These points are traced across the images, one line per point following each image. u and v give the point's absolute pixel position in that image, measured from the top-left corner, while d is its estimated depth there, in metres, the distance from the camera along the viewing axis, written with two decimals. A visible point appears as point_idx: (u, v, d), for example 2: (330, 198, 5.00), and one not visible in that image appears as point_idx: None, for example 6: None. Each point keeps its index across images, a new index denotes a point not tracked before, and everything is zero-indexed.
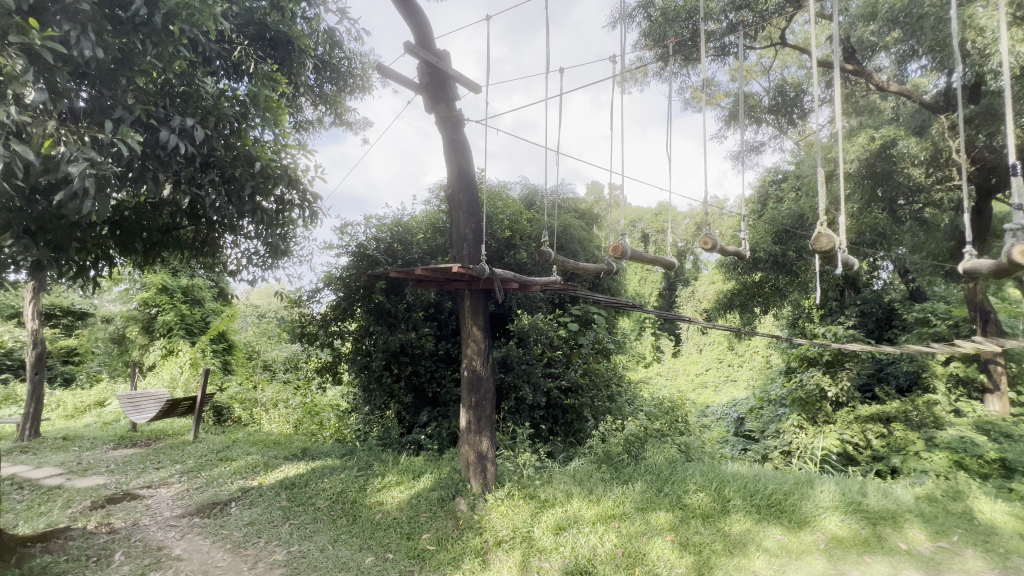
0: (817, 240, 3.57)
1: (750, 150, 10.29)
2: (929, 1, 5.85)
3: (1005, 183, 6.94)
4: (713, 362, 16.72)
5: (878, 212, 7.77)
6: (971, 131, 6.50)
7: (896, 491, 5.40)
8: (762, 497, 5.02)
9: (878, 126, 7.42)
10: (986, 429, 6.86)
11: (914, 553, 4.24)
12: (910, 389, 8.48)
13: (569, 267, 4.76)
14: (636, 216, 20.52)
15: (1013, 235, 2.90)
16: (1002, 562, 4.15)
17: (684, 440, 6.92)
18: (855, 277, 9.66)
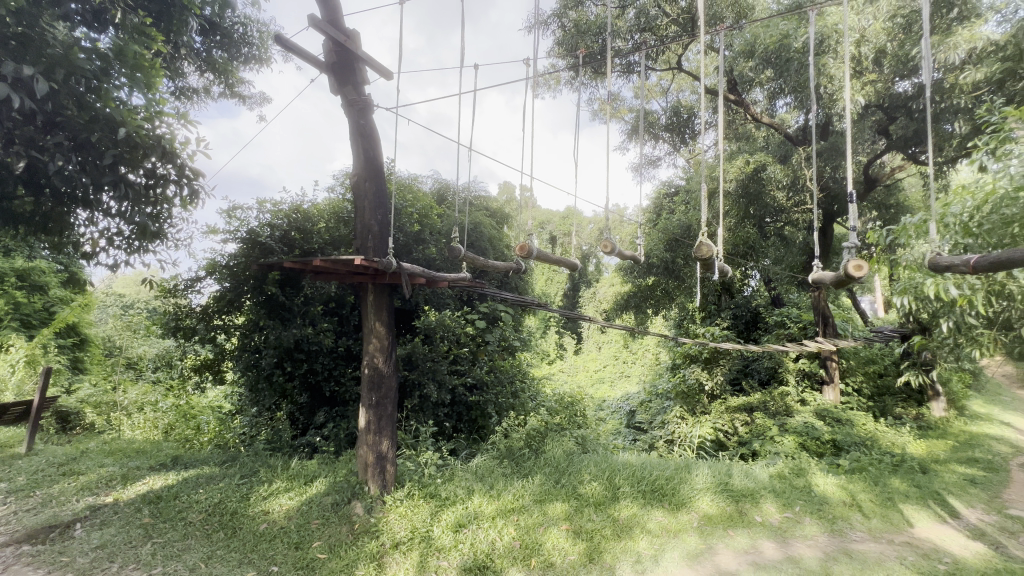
0: (699, 249, 3.95)
1: (648, 163, 11.13)
2: (794, 48, 6.78)
3: (843, 209, 8.30)
4: (611, 359, 17.87)
5: (750, 228, 8.86)
6: (821, 163, 7.67)
7: (756, 471, 6.19)
8: (647, 483, 5.45)
9: (753, 152, 8.46)
10: (823, 415, 8.17)
11: (767, 524, 4.90)
12: (769, 382, 9.75)
13: (479, 266, 4.74)
14: (545, 218, 21.25)
15: (849, 252, 3.45)
16: (831, 526, 4.93)
17: (581, 434, 7.27)
18: (729, 283, 10.82)
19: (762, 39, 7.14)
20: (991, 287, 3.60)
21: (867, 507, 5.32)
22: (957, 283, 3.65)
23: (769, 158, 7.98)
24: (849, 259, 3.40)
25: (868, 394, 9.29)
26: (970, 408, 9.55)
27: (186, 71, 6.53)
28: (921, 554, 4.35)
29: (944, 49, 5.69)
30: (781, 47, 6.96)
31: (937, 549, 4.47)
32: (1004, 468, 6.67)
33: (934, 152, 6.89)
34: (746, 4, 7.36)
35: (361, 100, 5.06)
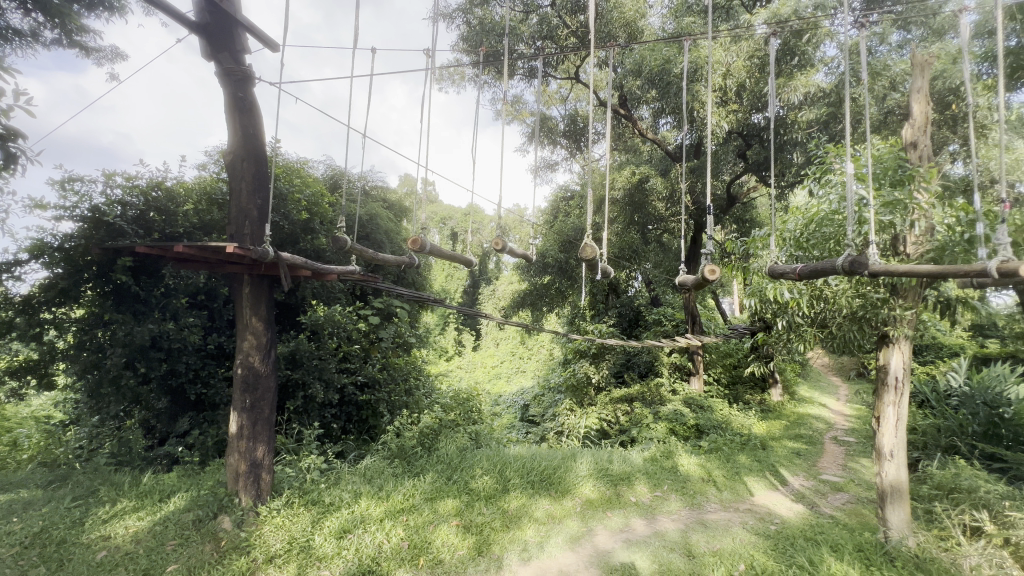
0: (584, 250, 4.17)
1: (547, 167, 11.58)
2: (673, 73, 7.54)
3: (710, 221, 9.40)
4: (508, 355, 18.31)
5: (634, 233, 9.68)
6: (693, 179, 8.61)
7: (632, 456, 6.79)
8: (535, 473, 5.68)
9: (639, 164, 9.21)
10: (690, 403, 9.20)
11: (640, 503, 5.41)
12: (646, 374, 10.75)
13: (372, 261, 4.48)
14: (446, 214, 21.09)
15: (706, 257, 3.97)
16: (691, 500, 5.59)
17: (475, 429, 7.33)
18: (616, 283, 11.69)
19: (647, 61, 7.83)
20: (814, 292, 4.34)
21: (720, 481, 6.12)
22: (788, 288, 4.36)
23: (652, 171, 8.76)
24: (704, 266, 3.91)
25: (724, 384, 10.67)
26: (798, 393, 11.46)
27: (3, 7, 5.30)
28: (758, 517, 5.13)
29: (789, 90, 6.71)
30: (664, 71, 7.69)
31: (770, 512, 5.29)
32: (820, 442, 8.11)
33: (778, 177, 8.13)
34: (637, 27, 7.94)
35: (241, 72, 4.55)
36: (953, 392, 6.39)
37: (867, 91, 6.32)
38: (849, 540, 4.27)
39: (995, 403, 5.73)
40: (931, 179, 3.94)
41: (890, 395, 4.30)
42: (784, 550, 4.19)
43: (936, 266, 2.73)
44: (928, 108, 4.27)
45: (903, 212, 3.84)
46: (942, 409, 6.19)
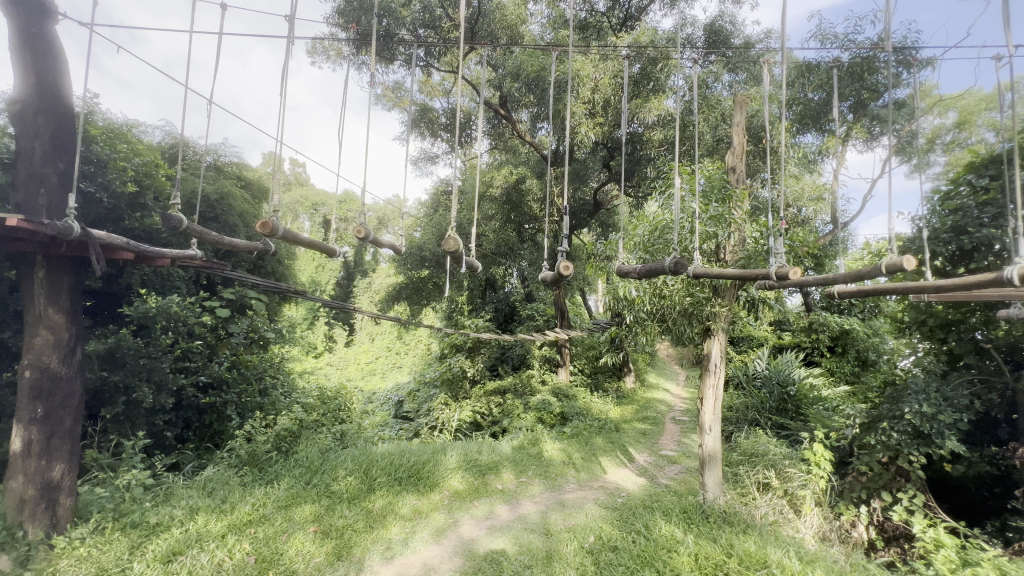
0: (447, 243, 3.71)
1: (427, 159, 11.39)
2: (548, 80, 7.94)
3: (580, 224, 10.15)
4: (383, 350, 17.63)
5: (511, 231, 9.96)
6: (567, 183, 9.07)
7: (501, 446, 7.04)
8: (404, 470, 5.58)
9: (516, 165, 9.53)
10: (558, 393, 9.85)
11: (505, 490, 5.65)
12: (519, 366, 11.25)
13: (218, 245, 3.83)
14: (318, 199, 19.48)
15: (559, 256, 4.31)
16: (552, 482, 6.00)
17: (340, 429, 6.95)
18: (493, 280, 11.97)
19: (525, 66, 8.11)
20: (656, 290, 4.93)
21: (578, 463, 6.67)
22: (636, 287, 4.89)
23: (528, 172, 9.14)
24: (560, 262, 4.23)
25: (587, 374, 11.63)
26: (647, 380, 12.98)
27: None
28: (608, 493, 5.70)
29: (645, 111, 7.52)
30: (541, 78, 8.05)
31: (618, 487, 5.92)
32: (662, 422, 9.30)
33: (637, 188, 9.07)
34: (517, 31, 8.19)
35: (37, 4, 3.68)
36: (758, 375, 7.80)
37: (704, 120, 7.37)
38: (678, 504, 4.97)
39: (785, 382, 7.16)
40: (744, 200, 4.73)
41: (711, 378, 5.12)
42: (626, 519, 4.72)
43: (739, 271, 3.29)
44: (744, 140, 5.13)
45: (724, 225, 4.56)
46: (750, 390, 7.54)
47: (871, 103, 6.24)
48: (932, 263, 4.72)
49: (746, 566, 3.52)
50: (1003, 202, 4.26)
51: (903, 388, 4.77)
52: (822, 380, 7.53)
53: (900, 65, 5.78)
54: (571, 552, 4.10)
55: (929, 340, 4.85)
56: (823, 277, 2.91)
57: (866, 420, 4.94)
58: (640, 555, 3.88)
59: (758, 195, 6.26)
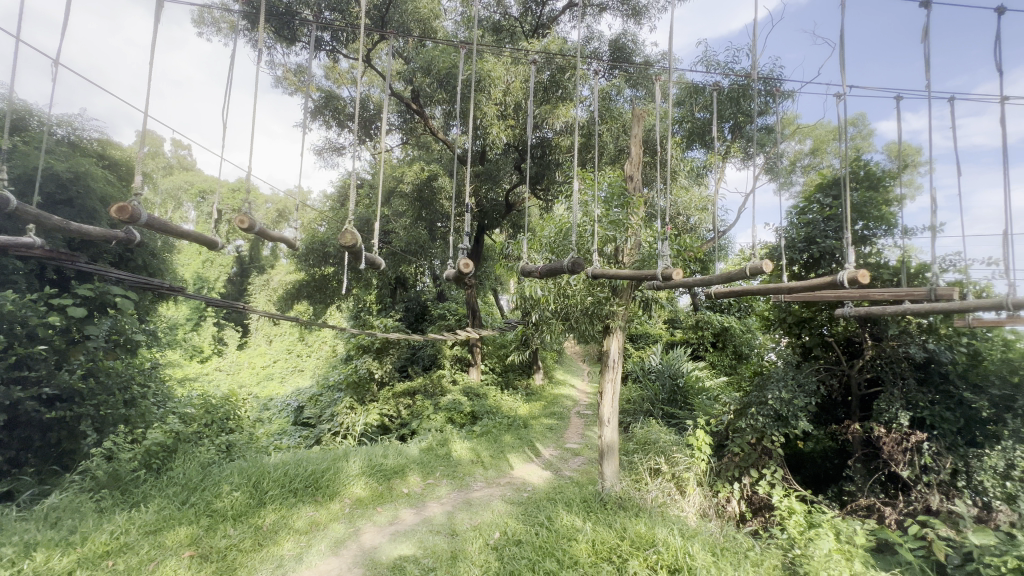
0: (343, 235, 3.25)
1: (332, 150, 10.76)
2: (459, 78, 7.87)
3: (491, 224, 10.22)
4: (282, 352, 16.34)
5: (422, 229, 9.75)
6: (478, 182, 9.09)
7: (408, 448, 6.85)
8: (301, 479, 5.21)
9: (429, 162, 9.35)
10: (468, 393, 9.85)
11: (411, 493, 5.52)
12: (429, 367, 11.07)
13: (65, 231, 3.21)
14: (205, 186, 17.51)
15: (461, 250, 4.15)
16: (460, 482, 5.97)
17: (227, 440, 6.31)
18: (404, 278, 11.66)
19: (436, 61, 7.96)
20: (560, 289, 5.11)
21: (486, 461, 6.72)
22: (542, 286, 5.04)
23: (440, 170, 9.01)
24: (460, 258, 4.10)
25: (498, 372, 11.78)
26: (555, 376, 13.47)
27: None
28: (515, 488, 5.82)
29: (554, 117, 7.79)
30: (451, 74, 7.93)
31: (524, 481, 6.06)
32: (568, 416, 9.70)
33: (546, 191, 9.36)
34: (430, 25, 8.04)
35: None
36: (653, 369, 8.46)
37: (608, 130, 7.83)
38: (579, 494, 5.20)
39: (675, 375, 7.84)
40: (640, 206, 5.08)
41: (609, 373, 5.44)
42: (530, 513, 4.84)
43: (632, 272, 3.51)
44: (641, 151, 5.52)
45: (622, 229, 4.87)
46: (645, 382, 8.14)
47: (746, 126, 7.07)
48: (790, 268, 5.45)
49: (637, 546, 3.79)
50: (842, 218, 5.04)
51: (767, 377, 5.46)
52: (705, 372, 8.37)
53: (768, 95, 6.61)
54: (476, 550, 4.11)
55: (787, 335, 5.60)
56: (699, 279, 3.21)
57: (739, 406, 5.57)
58: (542, 547, 4.00)
59: (653, 203, 6.78)
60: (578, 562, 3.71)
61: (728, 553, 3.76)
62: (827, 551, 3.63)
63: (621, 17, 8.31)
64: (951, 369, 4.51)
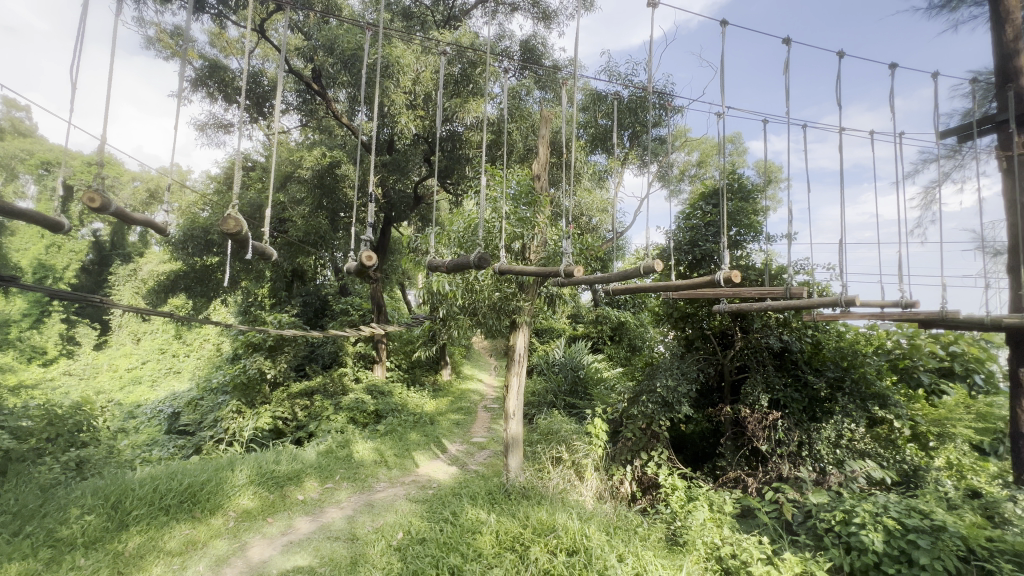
0: (225, 222, 2.79)
1: (218, 126, 9.66)
2: (364, 60, 7.48)
3: (399, 217, 9.89)
4: (153, 353, 14.38)
5: (322, 218, 9.14)
6: (385, 172, 8.75)
7: (304, 452, 6.42)
8: (174, 494, 4.63)
9: (331, 148, 8.80)
10: (372, 391, 9.48)
11: (307, 500, 5.18)
12: (330, 365, 10.48)
13: None
14: (51, 157, 14.77)
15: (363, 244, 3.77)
16: (361, 484, 5.73)
17: (78, 455, 5.40)
18: (302, 271, 10.89)
19: (339, 40, 7.50)
20: (467, 285, 5.11)
21: (390, 461, 6.52)
22: (449, 281, 5.01)
23: (343, 157, 8.52)
24: (361, 252, 3.68)
25: (404, 369, 11.50)
26: (463, 372, 13.48)
27: None
28: (420, 486, 5.73)
29: (464, 111, 7.76)
30: (356, 56, 7.51)
31: (430, 478, 6.00)
32: (475, 411, 9.77)
33: (456, 185, 9.28)
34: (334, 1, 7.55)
35: None
36: (556, 362, 8.83)
37: (517, 129, 7.98)
38: (484, 487, 5.27)
39: (576, 367, 8.27)
40: (546, 205, 5.26)
41: (515, 367, 5.56)
42: (434, 509, 4.80)
43: (537, 268, 3.57)
44: (548, 151, 5.70)
45: (529, 227, 5.01)
46: (549, 375, 8.47)
47: (642, 136, 7.63)
48: (677, 268, 6.00)
49: (538, 533, 3.93)
50: (719, 224, 5.68)
51: (656, 367, 5.97)
52: (603, 364, 8.93)
53: (662, 109, 7.20)
54: (378, 552, 3.98)
55: (674, 329, 6.16)
56: (597, 277, 3.37)
57: (632, 394, 6.01)
58: (445, 543, 3.98)
59: (558, 202, 7.06)
60: (481, 554, 3.76)
61: (620, 531, 4.06)
62: (702, 520, 4.08)
63: (532, 19, 8.49)
64: (800, 356, 5.36)
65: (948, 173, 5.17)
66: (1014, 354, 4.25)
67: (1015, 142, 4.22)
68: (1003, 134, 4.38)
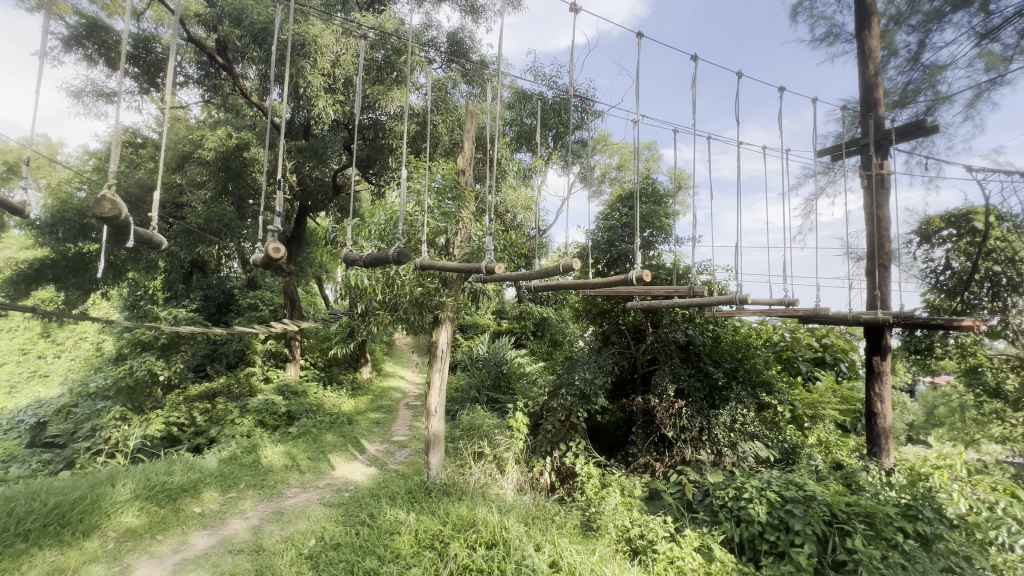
0: (98, 205, 2.45)
1: (98, 95, 8.46)
2: (276, 37, 6.94)
3: (315, 207, 9.34)
4: (13, 354, 12.33)
5: (227, 204, 8.37)
6: (301, 159, 8.21)
7: (203, 460, 5.87)
8: (36, 518, 4.04)
9: (238, 128, 8.08)
10: (283, 391, 8.91)
11: (206, 512, 4.74)
12: (235, 365, 9.68)
13: None
14: None
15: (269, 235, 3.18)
16: (269, 491, 5.35)
17: None
18: (203, 262, 9.91)
19: (249, 12, 6.90)
20: (387, 279, 4.93)
21: (303, 465, 6.16)
22: (368, 276, 4.84)
23: (252, 138, 7.85)
24: (268, 241, 3.11)
25: (320, 367, 10.95)
26: (384, 368, 13.08)
27: None
28: (335, 489, 5.47)
29: (388, 99, 7.51)
30: (268, 31, 6.95)
31: (346, 481, 5.74)
32: (396, 409, 9.52)
33: (377, 176, 8.92)
34: None
35: None
36: (480, 358, 8.85)
37: (443, 122, 7.86)
38: (404, 487, 5.15)
39: (499, 362, 8.36)
40: (471, 201, 5.25)
41: (437, 364, 5.48)
42: (350, 513, 4.60)
43: (457, 264, 3.50)
44: (473, 146, 5.67)
45: (453, 222, 4.96)
46: (473, 370, 8.47)
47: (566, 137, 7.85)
48: (595, 266, 6.28)
49: (458, 529, 3.93)
50: (633, 225, 6.01)
51: (575, 361, 6.22)
52: (526, 359, 9.12)
53: (583, 112, 7.47)
54: (287, 562, 3.73)
55: (592, 324, 6.45)
56: (519, 273, 3.39)
57: (552, 387, 6.21)
58: (361, 546, 3.85)
59: (484, 198, 7.07)
60: (400, 554, 3.68)
61: (538, 521, 4.18)
62: (614, 505, 4.33)
63: (459, 12, 8.38)
64: (702, 349, 5.83)
65: (823, 187, 5.91)
66: (869, 345, 4.96)
67: (873, 164, 4.94)
68: (865, 156, 5.09)
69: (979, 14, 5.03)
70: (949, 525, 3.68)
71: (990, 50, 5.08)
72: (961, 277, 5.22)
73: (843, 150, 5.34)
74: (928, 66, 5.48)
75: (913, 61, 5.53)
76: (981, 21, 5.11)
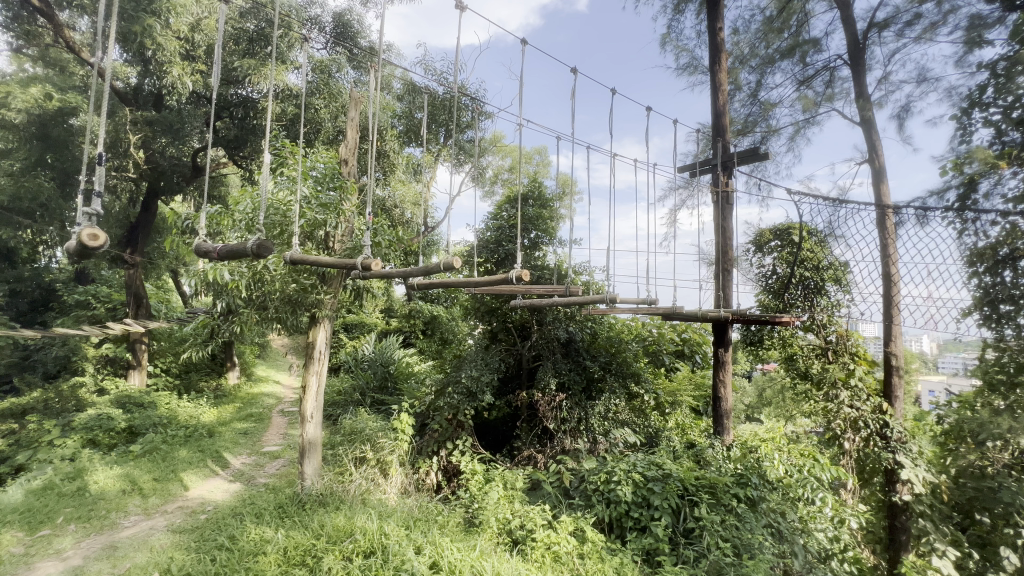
0: None
1: None
2: None
3: (169, 188, 8.09)
4: None
5: (46, 179, 6.90)
6: (150, 132, 7.05)
7: (2, 495, 4.76)
8: None
9: (61, 90, 6.72)
10: (122, 403, 7.59)
11: (4, 558, 3.85)
12: (55, 375, 8.04)
13: None
14: None
15: (85, 217, 2.50)
16: (98, 523, 4.51)
17: None
18: (9, 249, 8.05)
19: None
20: (255, 275, 4.48)
21: (146, 488, 5.29)
22: (230, 270, 4.35)
23: (82, 103, 6.58)
24: (80, 224, 2.46)
25: (174, 374, 9.64)
26: (254, 373, 11.80)
27: None
28: (188, 512, 4.80)
29: (260, 75, 6.81)
30: None
31: (203, 502, 5.07)
32: (268, 417, 8.66)
33: (246, 159, 8.01)
34: None
35: None
36: (365, 358, 8.46)
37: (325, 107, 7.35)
38: (272, 501, 4.70)
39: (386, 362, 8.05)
40: (354, 193, 4.99)
41: (315, 366, 5.07)
42: (205, 538, 4.07)
43: (333, 259, 3.24)
44: (357, 135, 5.36)
45: (333, 214, 4.65)
46: (357, 371, 8.04)
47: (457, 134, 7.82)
48: (483, 265, 6.35)
49: (333, 541, 3.69)
50: (520, 226, 6.21)
51: (463, 359, 6.26)
52: (414, 359, 8.89)
53: (474, 111, 7.50)
54: None
55: (481, 322, 6.52)
56: (401, 271, 3.19)
57: (439, 386, 6.17)
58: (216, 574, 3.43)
59: (369, 191, 6.73)
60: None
61: (419, 523, 4.10)
62: (496, 499, 4.42)
63: None
64: (581, 344, 6.24)
65: (683, 200, 6.67)
66: (716, 338, 5.71)
67: (720, 182, 5.70)
68: (715, 174, 5.85)
69: (798, 64, 6.09)
70: (770, 487, 4.39)
71: (806, 94, 6.18)
72: (783, 280, 6.26)
73: (698, 168, 6.07)
74: (763, 103, 6.49)
75: (752, 97, 6.51)
76: (800, 70, 6.18)
